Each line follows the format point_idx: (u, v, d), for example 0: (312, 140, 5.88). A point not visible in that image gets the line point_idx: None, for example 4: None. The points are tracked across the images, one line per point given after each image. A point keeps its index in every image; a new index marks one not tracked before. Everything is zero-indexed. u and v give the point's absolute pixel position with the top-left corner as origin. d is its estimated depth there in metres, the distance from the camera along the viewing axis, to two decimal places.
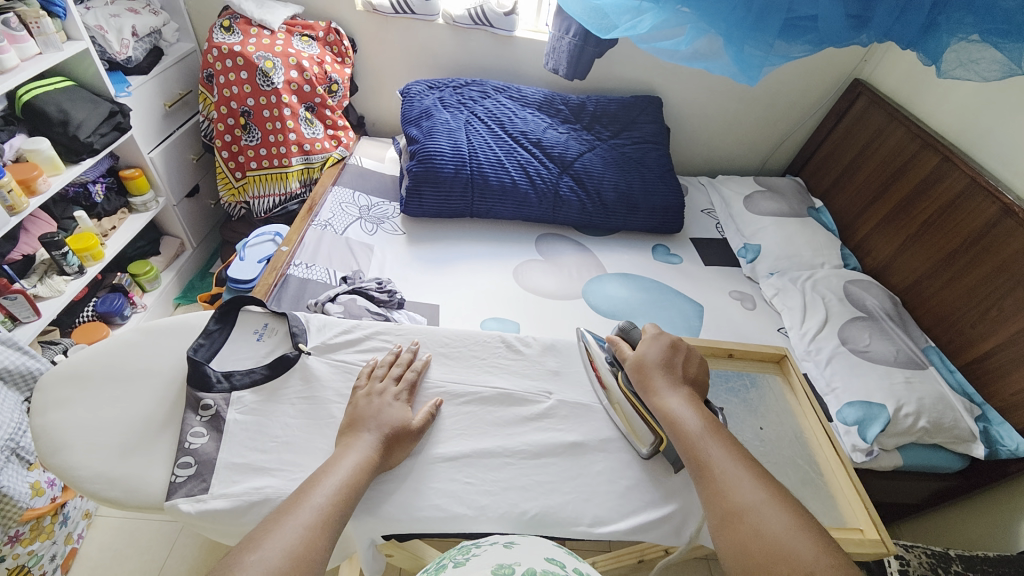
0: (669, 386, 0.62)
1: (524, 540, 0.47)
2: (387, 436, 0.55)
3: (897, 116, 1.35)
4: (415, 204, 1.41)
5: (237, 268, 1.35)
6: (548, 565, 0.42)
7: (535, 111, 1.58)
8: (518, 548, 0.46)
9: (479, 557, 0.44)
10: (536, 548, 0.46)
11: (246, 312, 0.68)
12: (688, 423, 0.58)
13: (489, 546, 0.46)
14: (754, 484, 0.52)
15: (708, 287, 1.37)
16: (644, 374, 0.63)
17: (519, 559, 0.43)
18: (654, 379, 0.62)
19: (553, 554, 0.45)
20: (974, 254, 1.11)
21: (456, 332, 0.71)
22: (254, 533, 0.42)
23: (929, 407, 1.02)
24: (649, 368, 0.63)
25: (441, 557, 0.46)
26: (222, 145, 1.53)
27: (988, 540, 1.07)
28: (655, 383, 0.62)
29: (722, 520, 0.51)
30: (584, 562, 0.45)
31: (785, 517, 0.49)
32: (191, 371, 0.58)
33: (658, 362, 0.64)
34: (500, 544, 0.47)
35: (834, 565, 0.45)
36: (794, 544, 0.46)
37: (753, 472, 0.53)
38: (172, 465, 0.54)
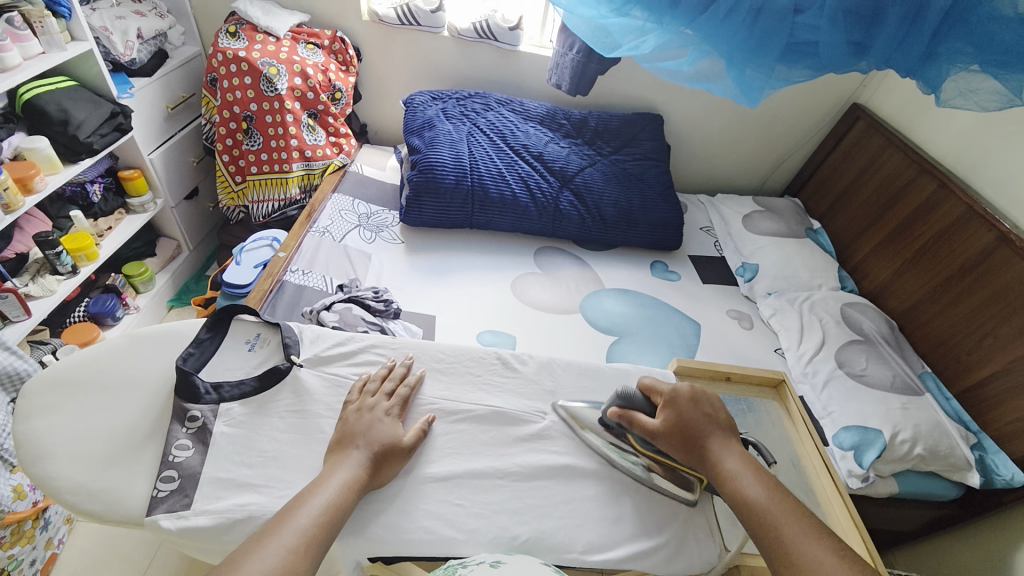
0: (722, 448, 0.60)
1: (512, 558, 0.46)
2: (377, 453, 0.53)
3: (895, 141, 1.36)
4: (415, 214, 1.40)
5: (233, 273, 1.34)
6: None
7: (537, 125, 1.59)
8: (505, 567, 0.44)
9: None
10: (526, 566, 0.45)
11: (239, 321, 0.67)
12: (752, 491, 0.55)
13: (476, 566, 0.45)
14: (841, 565, 0.49)
15: (705, 305, 1.36)
16: (683, 439, 0.60)
17: None
18: (701, 439, 0.60)
19: (545, 574, 0.43)
20: (971, 281, 1.12)
21: (452, 348, 0.70)
22: (234, 555, 0.41)
23: (925, 433, 1.01)
24: (689, 431, 0.60)
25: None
26: (223, 148, 1.53)
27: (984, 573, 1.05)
28: (703, 447, 0.59)
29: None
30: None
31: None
32: (179, 381, 0.57)
33: (693, 423, 0.61)
34: (490, 564, 0.45)
35: None
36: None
37: (833, 549, 0.50)
38: (154, 478, 0.53)
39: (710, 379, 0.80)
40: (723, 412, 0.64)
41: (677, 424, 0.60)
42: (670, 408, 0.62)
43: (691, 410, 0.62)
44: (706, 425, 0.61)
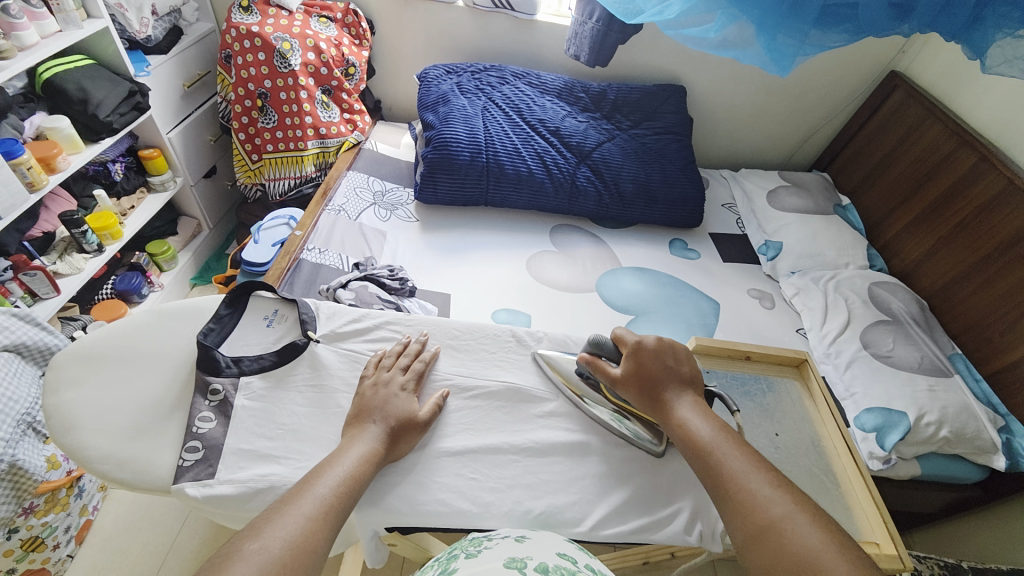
0: (677, 392, 0.60)
1: (536, 534, 0.46)
2: (393, 427, 0.54)
3: (935, 111, 1.28)
4: (430, 191, 1.39)
5: (252, 251, 1.37)
6: (560, 560, 0.42)
7: (554, 98, 1.54)
8: (529, 542, 0.45)
9: (491, 549, 0.43)
10: (548, 543, 0.45)
11: (257, 297, 0.67)
12: (699, 431, 0.56)
13: (500, 539, 0.46)
14: (778, 496, 0.50)
15: (726, 284, 1.33)
16: (639, 383, 0.61)
17: (531, 555, 0.42)
18: (656, 386, 0.60)
19: (564, 549, 0.44)
20: (1009, 259, 1.06)
21: (467, 324, 0.70)
22: (256, 520, 0.42)
23: (952, 416, 0.98)
24: (645, 377, 0.61)
25: (452, 546, 0.45)
26: (239, 127, 1.53)
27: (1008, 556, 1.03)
28: (658, 391, 0.60)
29: (751, 535, 0.48)
30: (596, 558, 0.44)
31: (813, 529, 0.47)
32: (200, 355, 0.58)
33: (651, 370, 0.61)
34: (511, 538, 0.46)
35: None
36: (832, 561, 0.44)
37: (773, 481, 0.52)
38: (179, 449, 0.54)
39: (729, 358, 0.79)
40: (687, 363, 0.63)
41: (637, 371, 0.61)
42: (633, 356, 0.62)
43: (652, 356, 0.62)
44: (665, 371, 0.62)
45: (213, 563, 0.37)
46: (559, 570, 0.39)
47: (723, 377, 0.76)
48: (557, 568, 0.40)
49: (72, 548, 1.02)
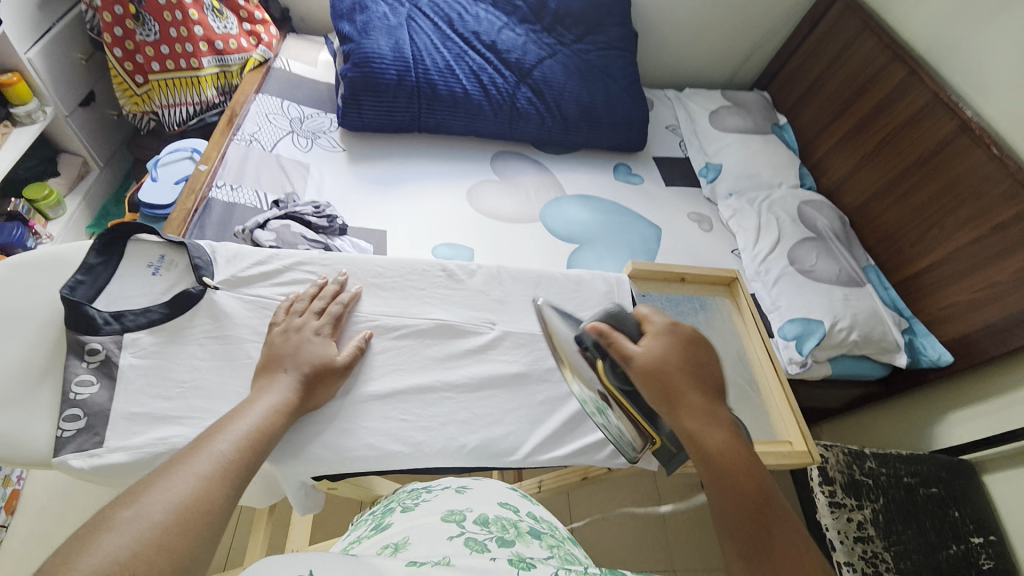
0: (708, 406, 0.50)
1: (477, 484, 0.46)
2: (308, 375, 0.50)
3: (870, 24, 1.27)
4: (354, 116, 1.25)
5: (149, 191, 1.20)
6: (501, 510, 0.41)
7: (488, 7, 1.38)
8: (471, 493, 0.44)
9: (430, 501, 0.43)
10: (490, 493, 0.45)
11: (136, 242, 0.57)
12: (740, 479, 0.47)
13: (440, 491, 0.45)
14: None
15: (668, 208, 1.33)
16: (661, 385, 0.50)
17: (471, 506, 0.41)
18: (685, 395, 0.50)
19: (507, 498, 0.44)
20: (926, 172, 1.12)
21: (392, 260, 0.64)
22: (135, 485, 0.35)
23: (862, 321, 1.07)
24: (672, 380, 0.50)
25: (390, 500, 0.46)
26: (113, 41, 1.26)
27: (903, 439, 1.19)
28: (688, 402, 0.50)
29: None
30: (537, 506, 0.45)
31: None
32: (69, 314, 0.50)
33: (680, 369, 0.51)
34: (451, 489, 0.45)
35: None
36: None
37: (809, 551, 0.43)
38: (57, 418, 0.48)
39: (664, 281, 0.79)
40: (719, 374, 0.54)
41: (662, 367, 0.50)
42: (659, 340, 0.52)
43: (679, 356, 0.52)
44: (704, 382, 0.52)
45: (81, 530, 0.31)
46: (499, 522, 0.39)
47: (657, 299, 0.77)
48: (497, 519, 0.39)
49: (3, 518, 0.95)
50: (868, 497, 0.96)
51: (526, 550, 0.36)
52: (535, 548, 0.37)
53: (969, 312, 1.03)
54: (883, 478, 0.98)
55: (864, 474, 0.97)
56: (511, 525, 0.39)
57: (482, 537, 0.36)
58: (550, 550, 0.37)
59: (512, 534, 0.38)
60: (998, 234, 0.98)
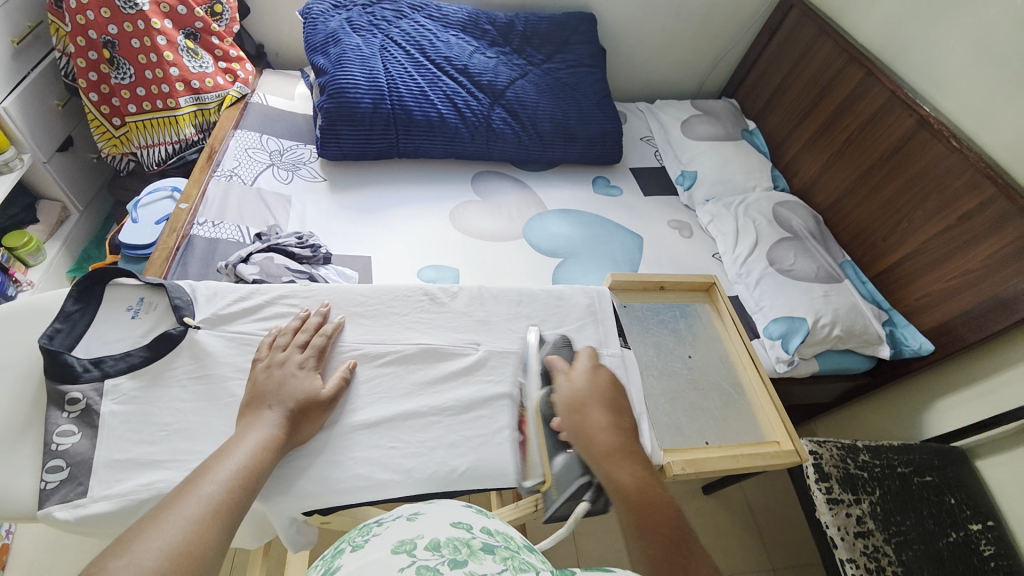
0: (623, 448, 0.53)
1: (431, 509, 0.43)
2: (293, 410, 0.50)
3: (826, 29, 1.33)
4: (333, 147, 1.26)
5: (131, 233, 1.19)
6: (453, 530, 0.39)
7: (458, 33, 1.42)
8: (423, 517, 0.41)
9: (381, 534, 0.39)
10: (442, 514, 0.42)
11: (115, 286, 0.58)
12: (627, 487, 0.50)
13: (393, 521, 0.41)
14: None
15: (647, 218, 1.36)
16: (576, 419, 0.54)
17: (422, 532, 0.38)
18: (583, 418, 0.54)
19: (459, 517, 0.42)
20: (890, 168, 1.16)
21: (373, 288, 0.65)
22: (125, 533, 0.36)
23: (843, 316, 1.09)
24: (590, 435, 0.53)
25: (337, 541, 0.41)
26: (88, 86, 1.28)
27: (900, 431, 1.19)
28: (588, 426, 0.54)
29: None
30: (493, 518, 0.43)
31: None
32: (48, 363, 0.50)
33: (590, 403, 0.56)
34: (404, 517, 0.41)
35: None
36: None
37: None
38: (40, 470, 0.47)
39: (645, 291, 0.80)
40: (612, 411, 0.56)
41: (575, 399, 0.56)
42: (580, 376, 0.58)
43: (591, 390, 0.57)
44: (594, 419, 0.54)
45: None
46: (451, 543, 0.37)
47: (639, 310, 0.78)
48: (450, 541, 0.37)
49: None
50: (865, 491, 0.96)
51: (478, 569, 0.34)
52: (488, 564, 0.35)
53: (944, 301, 1.06)
54: (878, 469, 0.99)
55: (859, 467, 0.98)
56: (464, 543, 0.37)
57: (435, 563, 0.34)
58: (503, 563, 0.35)
59: (464, 554, 0.36)
60: (965, 223, 1.02)
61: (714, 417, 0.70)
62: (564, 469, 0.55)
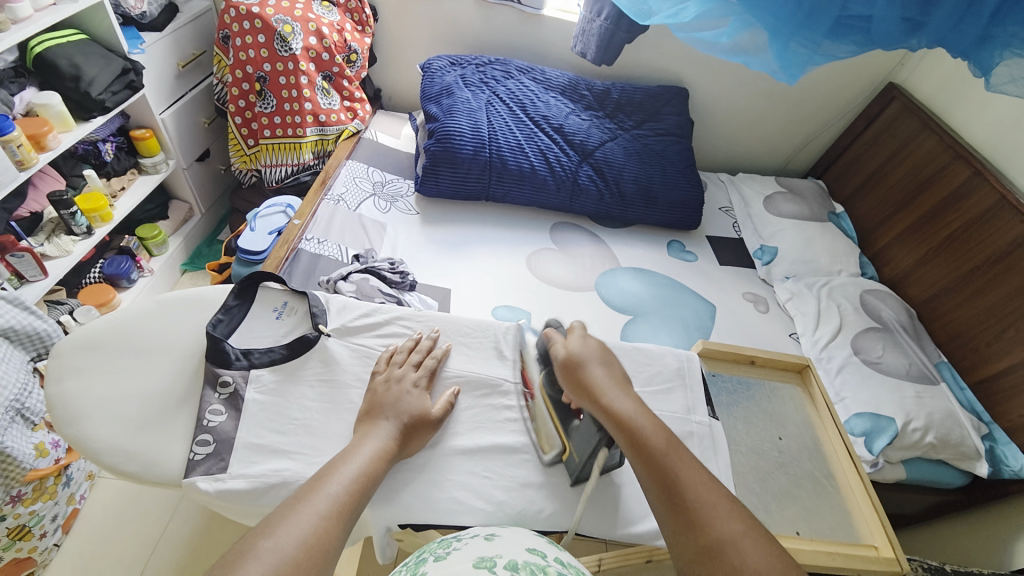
0: (609, 381, 0.58)
1: (505, 531, 0.47)
2: (406, 424, 0.54)
3: (930, 124, 1.31)
4: (432, 184, 1.38)
5: (248, 239, 1.33)
6: (530, 555, 0.43)
7: (558, 94, 1.53)
8: (498, 540, 0.45)
9: (460, 549, 0.43)
10: (516, 539, 0.46)
11: (265, 288, 0.68)
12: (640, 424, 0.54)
13: (469, 539, 0.45)
14: (729, 513, 0.48)
15: (722, 287, 1.35)
16: (575, 377, 0.59)
17: (500, 552, 0.42)
18: (582, 375, 0.58)
19: (535, 545, 0.45)
20: (996, 273, 1.10)
21: (479, 323, 0.70)
22: (270, 519, 0.41)
23: (937, 422, 1.02)
24: (592, 384, 0.57)
25: (420, 550, 0.44)
26: (236, 110, 1.49)
27: (982, 559, 1.05)
28: (588, 379, 0.58)
29: (696, 560, 0.46)
30: (564, 552, 0.45)
31: (764, 552, 0.45)
32: (210, 348, 0.59)
33: (584, 360, 0.60)
34: (481, 536, 0.46)
35: (751, 532, 0.46)
36: (739, 540, 0.45)
37: (724, 498, 0.49)
38: (190, 442, 0.55)
39: (734, 363, 0.80)
40: (601, 358, 0.61)
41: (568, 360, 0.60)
42: (573, 343, 0.62)
43: (587, 351, 0.61)
44: (587, 368, 0.59)
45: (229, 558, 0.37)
46: (528, 567, 0.40)
47: (728, 381, 0.77)
48: (525, 564, 0.41)
49: (59, 536, 1.02)
50: None
51: None
52: None
53: None
54: None
55: None
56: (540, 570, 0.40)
57: None
58: None
59: None
60: None
61: (804, 507, 0.68)
62: (579, 437, 0.58)
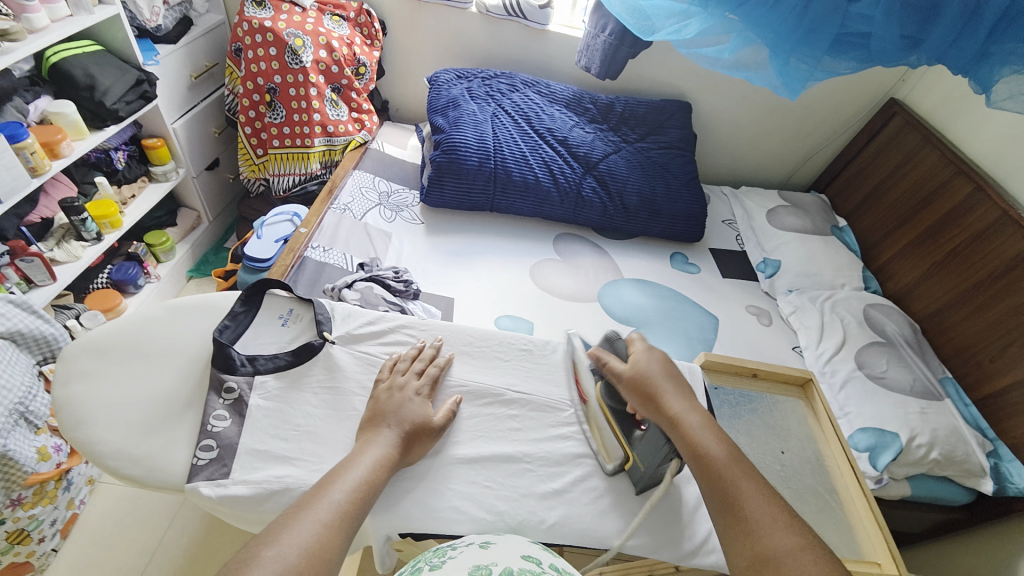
0: (676, 394, 0.58)
1: (500, 541, 0.47)
2: (407, 432, 0.55)
3: (931, 140, 1.32)
4: (436, 195, 1.39)
5: (255, 247, 1.35)
6: (524, 563, 0.43)
7: (562, 108, 1.55)
8: (493, 548, 0.46)
9: (456, 558, 0.43)
10: (515, 547, 0.46)
11: (271, 295, 0.69)
12: (705, 441, 0.54)
13: (464, 548, 0.46)
14: (786, 527, 0.47)
15: (725, 300, 1.35)
16: (644, 390, 0.59)
17: (496, 561, 0.42)
18: (653, 390, 0.59)
19: (529, 552, 0.45)
20: (999, 288, 1.09)
21: (482, 332, 0.71)
22: (273, 526, 0.42)
23: (942, 438, 1.01)
24: (662, 396, 0.58)
25: (415, 559, 0.44)
26: (246, 120, 1.52)
27: None
28: (659, 393, 0.58)
29: (749, 570, 0.46)
30: (560, 557, 0.45)
31: (821, 568, 0.44)
32: (216, 353, 0.60)
33: (655, 374, 0.60)
34: (475, 545, 0.46)
35: (807, 549, 0.45)
36: (796, 556, 0.45)
37: (782, 513, 0.48)
38: (193, 447, 0.56)
39: (736, 375, 0.80)
40: (674, 374, 0.61)
41: (637, 373, 0.60)
42: (642, 357, 0.63)
43: (658, 365, 0.62)
44: (655, 381, 0.60)
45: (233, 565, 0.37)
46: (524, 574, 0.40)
47: (730, 394, 0.77)
48: (522, 572, 0.41)
49: (57, 541, 1.01)
50: None
51: None
52: None
53: None
54: None
55: None
56: None
57: None
58: None
59: None
60: None
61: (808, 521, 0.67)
62: (643, 448, 0.58)
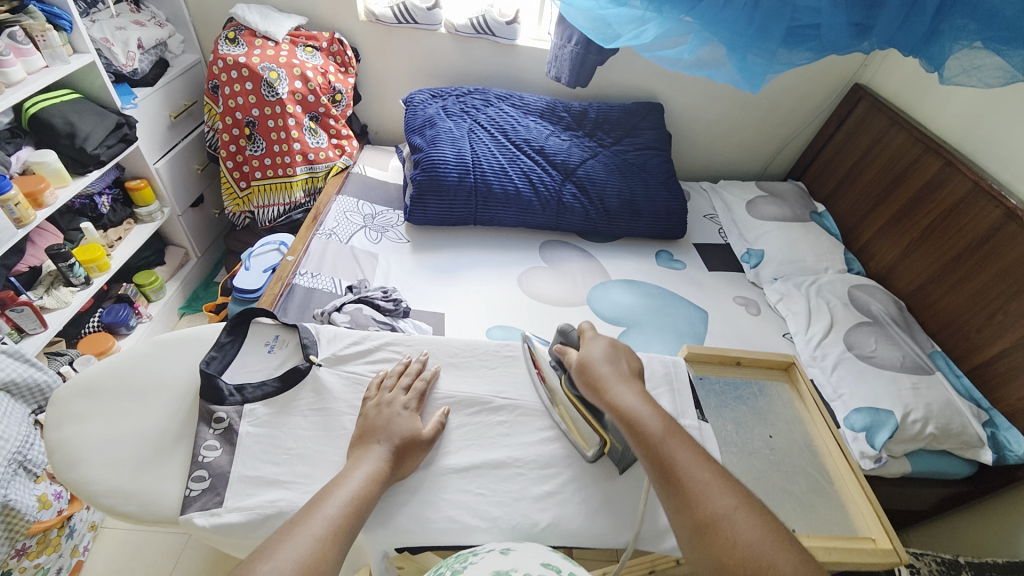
0: (616, 377, 0.61)
1: (521, 546, 0.48)
2: (398, 446, 0.55)
3: (898, 120, 1.36)
4: (419, 213, 1.41)
5: (243, 278, 1.36)
6: (545, 570, 0.43)
7: (537, 118, 1.59)
8: (514, 553, 0.46)
9: (477, 563, 0.44)
10: (534, 554, 0.46)
11: (257, 324, 0.70)
12: (644, 416, 0.56)
13: (487, 553, 0.46)
14: (722, 489, 0.50)
15: (712, 292, 1.37)
16: (588, 377, 0.62)
17: (517, 568, 0.43)
18: (598, 377, 0.61)
19: (549, 559, 0.45)
20: (978, 260, 1.12)
21: (467, 342, 0.72)
22: (267, 542, 0.42)
23: (936, 412, 1.02)
24: (604, 380, 0.61)
25: (438, 565, 0.45)
26: (227, 155, 1.54)
27: (999, 547, 1.06)
28: (602, 378, 0.61)
29: (693, 533, 0.48)
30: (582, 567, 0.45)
31: (756, 524, 0.47)
32: (204, 384, 0.61)
33: (596, 362, 0.63)
34: (498, 551, 0.47)
35: (743, 507, 0.48)
36: (732, 516, 0.47)
37: (718, 476, 0.51)
38: (185, 479, 0.56)
39: (722, 365, 0.81)
40: (614, 358, 0.64)
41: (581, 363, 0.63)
42: (590, 345, 0.66)
43: (599, 354, 0.64)
44: (597, 367, 0.62)
45: None
46: None
47: (716, 383, 0.79)
48: None
49: None
50: None
51: None
52: None
53: None
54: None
55: None
56: None
57: None
58: None
59: None
60: None
61: (800, 502, 0.68)
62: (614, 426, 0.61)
